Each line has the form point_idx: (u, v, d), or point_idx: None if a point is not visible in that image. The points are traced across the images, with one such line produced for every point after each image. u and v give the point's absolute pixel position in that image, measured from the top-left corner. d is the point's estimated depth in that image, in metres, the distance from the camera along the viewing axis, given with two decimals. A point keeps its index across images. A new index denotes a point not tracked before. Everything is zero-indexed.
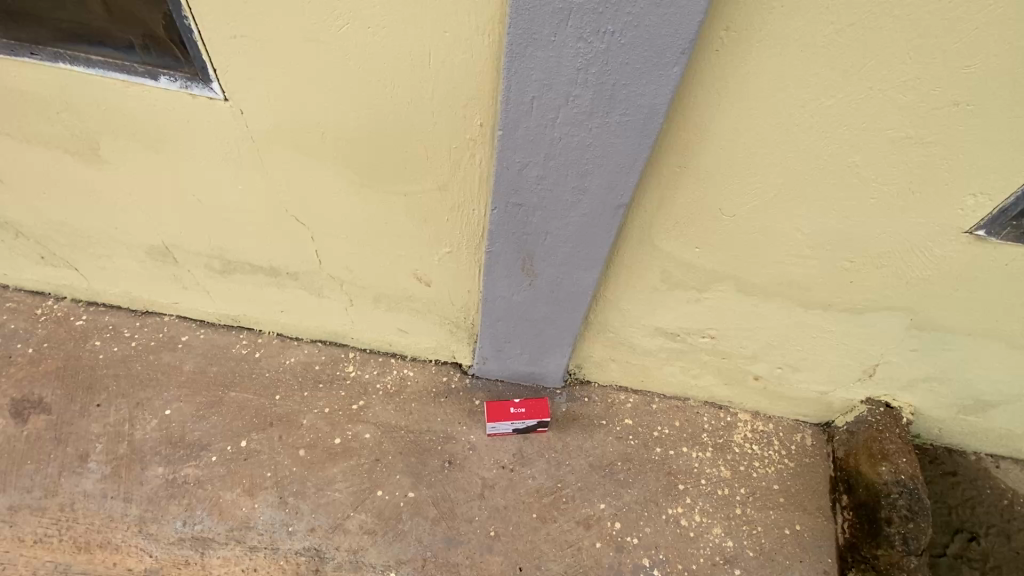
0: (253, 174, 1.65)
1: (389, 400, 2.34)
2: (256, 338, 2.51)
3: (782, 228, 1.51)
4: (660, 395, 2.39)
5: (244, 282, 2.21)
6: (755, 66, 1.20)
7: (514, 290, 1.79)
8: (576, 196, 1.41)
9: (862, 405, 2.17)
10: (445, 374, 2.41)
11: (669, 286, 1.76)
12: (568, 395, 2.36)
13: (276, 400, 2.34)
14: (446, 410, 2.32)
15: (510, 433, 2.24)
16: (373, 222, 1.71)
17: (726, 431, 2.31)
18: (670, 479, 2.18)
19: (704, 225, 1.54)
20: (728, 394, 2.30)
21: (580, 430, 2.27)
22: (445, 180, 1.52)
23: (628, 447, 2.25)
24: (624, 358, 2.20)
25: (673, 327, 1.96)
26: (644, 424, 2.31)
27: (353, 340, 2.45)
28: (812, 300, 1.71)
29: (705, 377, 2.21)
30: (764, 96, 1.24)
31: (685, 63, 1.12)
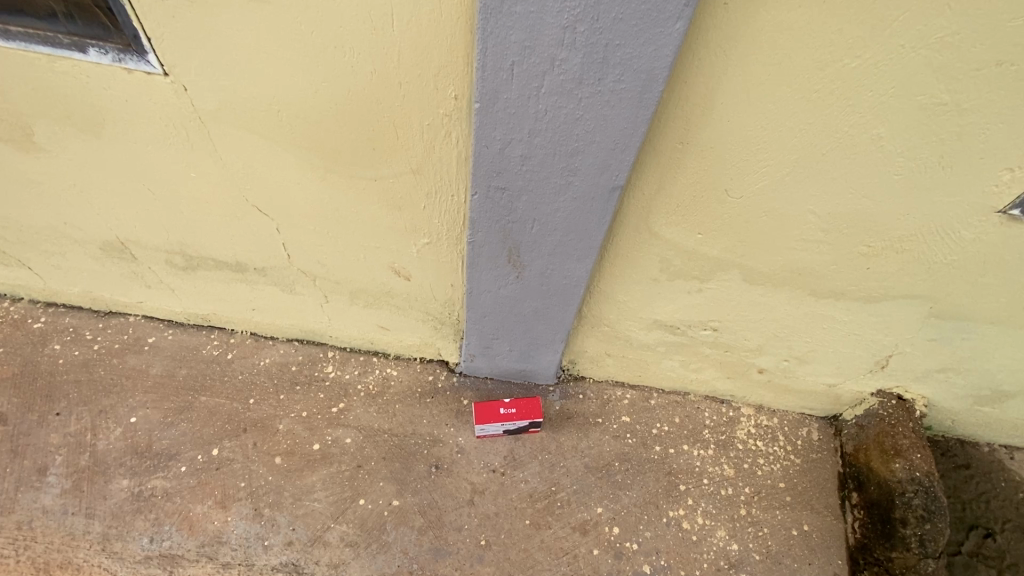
0: (205, 160, 1.48)
1: (371, 401, 2.20)
2: (228, 338, 2.35)
3: (795, 210, 1.36)
4: (659, 390, 2.26)
5: (209, 279, 2.05)
6: (768, 22, 1.04)
7: (500, 284, 1.64)
8: (566, 178, 1.25)
9: (873, 398, 2.05)
10: (431, 373, 2.27)
11: (669, 276, 1.62)
12: (561, 392, 2.23)
13: (250, 404, 2.20)
14: (432, 411, 2.18)
15: (499, 435, 2.11)
16: (341, 211, 1.55)
17: (728, 427, 2.20)
18: (671, 480, 2.06)
19: (708, 209, 1.38)
20: (730, 388, 2.18)
21: (575, 429, 2.15)
22: (418, 163, 1.36)
23: (626, 447, 2.12)
24: (621, 352, 2.06)
25: (673, 320, 1.83)
26: (642, 421, 2.18)
27: (331, 338, 2.30)
28: (825, 289, 1.57)
29: (706, 371, 2.09)
30: (779, 58, 1.09)
31: (689, 17, 0.96)
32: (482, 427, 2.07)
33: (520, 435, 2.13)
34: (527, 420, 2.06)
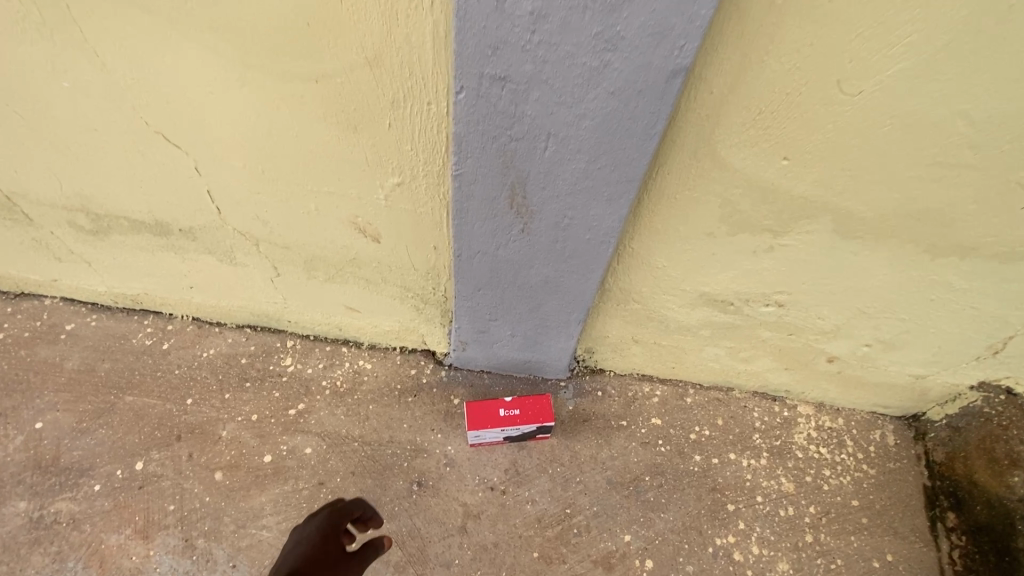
0: (80, 61, 1.05)
1: (338, 402, 1.77)
2: (165, 324, 1.92)
3: (937, 112, 0.91)
4: (696, 385, 1.83)
5: (129, 247, 1.61)
6: None
7: (500, 240, 1.21)
8: (602, 55, 0.81)
9: (973, 392, 1.61)
10: (414, 366, 1.84)
11: (730, 228, 1.19)
12: (574, 389, 1.81)
13: (187, 405, 1.76)
14: (415, 414, 1.75)
15: (499, 442, 1.68)
16: (277, 136, 1.12)
17: (783, 430, 1.77)
18: (716, 498, 1.63)
19: (804, 114, 0.93)
20: (786, 381, 1.75)
21: (593, 435, 1.72)
22: (377, 46, 0.92)
23: (657, 457, 1.70)
24: (651, 338, 1.64)
25: (725, 293, 1.39)
26: (676, 425, 1.76)
27: (291, 324, 1.87)
28: (948, 243, 1.14)
29: (759, 360, 1.66)
30: None
31: None
32: (478, 433, 1.63)
33: (525, 441, 1.69)
34: (535, 425, 1.62)
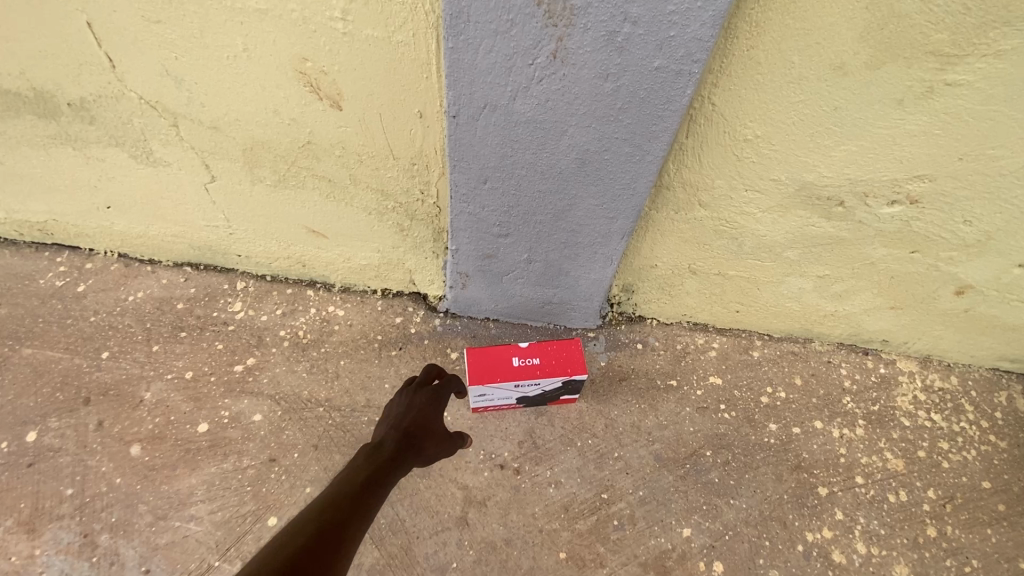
0: None
1: (300, 356, 1.35)
2: (83, 262, 1.50)
3: None
4: (764, 336, 1.42)
5: (15, 142, 1.20)
6: None
7: (520, 76, 0.80)
8: None
9: None
10: (399, 312, 1.42)
11: (872, 52, 0.78)
12: (607, 340, 1.39)
13: (101, 361, 1.35)
14: (400, 372, 1.33)
15: (509, 402, 1.24)
16: None
17: (881, 392, 1.35)
18: (802, 480, 1.22)
19: None
20: (886, 328, 1.33)
21: (634, 398, 1.31)
22: None
23: (719, 426, 1.28)
24: (715, 267, 1.23)
25: (835, 182, 0.98)
26: (742, 386, 1.34)
27: (241, 259, 1.45)
28: None
29: (857, 296, 1.25)
30: None
31: None
32: (483, 391, 1.17)
33: (545, 401, 1.26)
34: (562, 380, 1.18)
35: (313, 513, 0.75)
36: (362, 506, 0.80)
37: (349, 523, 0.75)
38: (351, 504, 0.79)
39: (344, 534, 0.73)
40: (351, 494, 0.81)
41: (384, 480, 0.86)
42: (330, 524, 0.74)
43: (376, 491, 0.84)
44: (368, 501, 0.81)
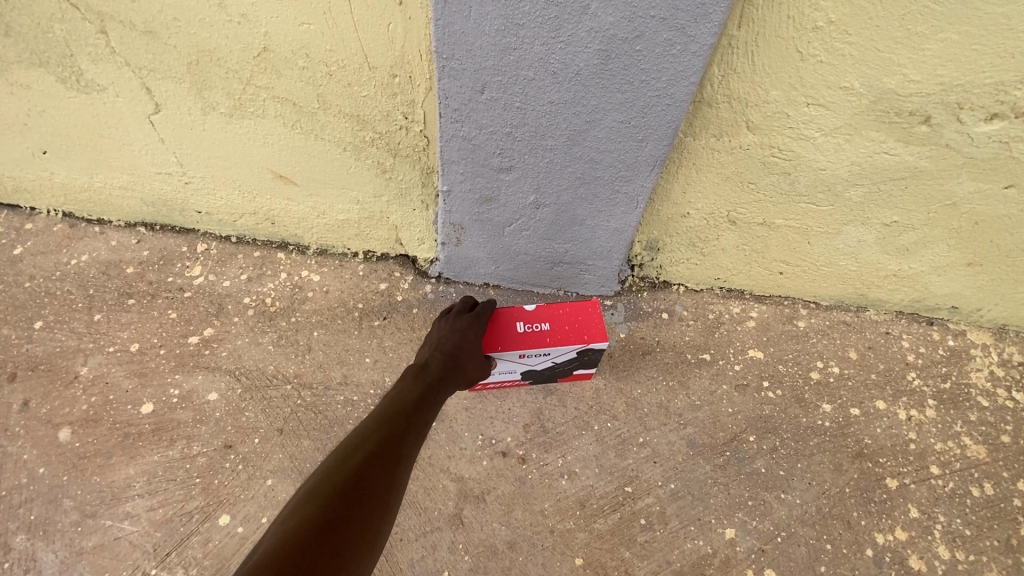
0: None
1: (266, 326, 1.15)
2: (21, 223, 1.31)
3: None
4: (811, 304, 1.21)
5: None
6: None
7: None
8: None
9: None
10: (384, 277, 1.22)
11: None
12: (627, 309, 1.19)
13: (33, 332, 1.15)
14: (383, 344, 1.13)
15: (509, 377, 1.02)
16: None
17: (953, 368, 1.14)
18: (867, 469, 1.01)
19: None
20: (958, 290, 1.13)
21: (661, 374, 1.10)
22: None
23: (763, 407, 1.07)
24: (758, 214, 1.03)
25: (922, 87, 0.78)
26: (788, 360, 1.14)
27: (202, 217, 1.25)
28: None
29: (929, 249, 1.04)
30: None
31: None
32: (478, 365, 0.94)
33: (552, 376, 1.04)
34: (577, 351, 0.96)
35: (346, 461, 0.66)
36: (404, 454, 0.71)
37: (391, 469, 0.67)
38: (389, 445, 0.70)
39: (384, 493, 0.64)
40: (388, 437, 0.72)
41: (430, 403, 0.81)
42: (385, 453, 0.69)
43: (417, 431, 0.75)
44: (406, 448, 0.72)
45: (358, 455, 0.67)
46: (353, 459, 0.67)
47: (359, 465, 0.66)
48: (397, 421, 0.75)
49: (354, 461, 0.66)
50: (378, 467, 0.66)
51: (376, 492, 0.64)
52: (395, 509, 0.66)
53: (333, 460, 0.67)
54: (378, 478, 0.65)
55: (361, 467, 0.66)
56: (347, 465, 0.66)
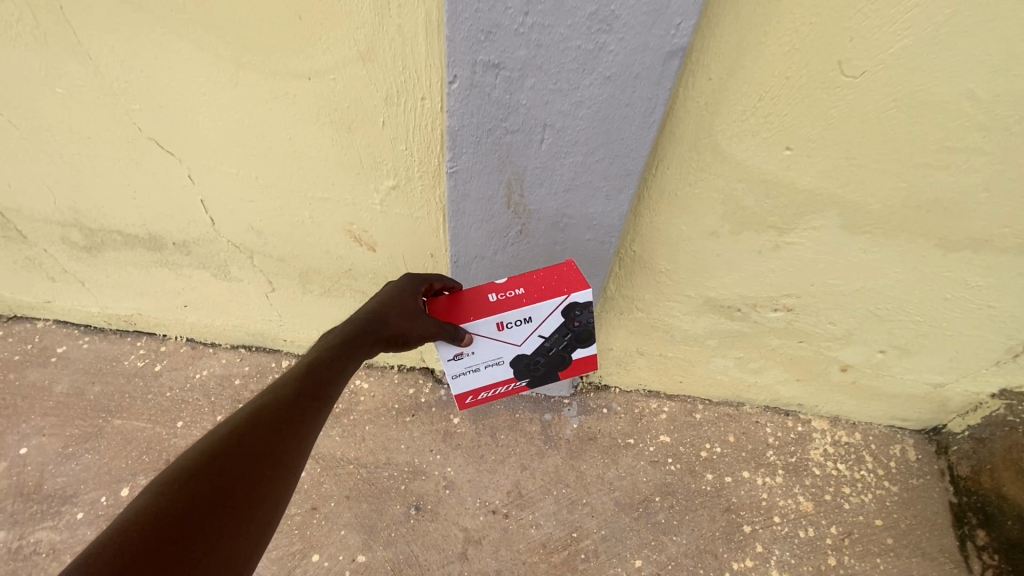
0: (67, 61, 1.01)
1: (334, 422, 1.70)
2: (158, 345, 1.88)
3: (943, 92, 0.85)
4: (706, 401, 1.76)
5: (122, 264, 1.59)
6: None
7: (498, 244, 1.17)
8: (594, 37, 0.78)
9: (994, 402, 1.53)
10: (413, 385, 1.77)
11: (734, 227, 1.15)
12: (580, 406, 1.73)
13: (177, 429, 1.70)
14: (413, 435, 1.67)
15: (509, 377, 1.21)
16: (270, 139, 1.09)
17: (798, 446, 1.69)
18: (731, 519, 1.55)
19: (805, 104, 0.89)
20: (798, 394, 1.68)
21: (600, 454, 1.65)
22: (364, 44, 0.90)
23: (666, 476, 1.61)
24: (656, 351, 1.60)
25: (731, 297, 1.35)
26: (686, 443, 1.68)
27: (287, 343, 1.82)
28: (961, 236, 1.09)
29: (769, 372, 1.60)
30: None
31: None
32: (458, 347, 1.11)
33: (555, 371, 1.21)
34: (561, 316, 1.10)
35: (236, 424, 0.77)
36: (295, 423, 0.82)
37: (281, 436, 0.79)
38: (285, 414, 0.81)
39: (262, 465, 0.75)
40: (283, 407, 0.82)
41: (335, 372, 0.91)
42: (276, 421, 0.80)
43: (314, 401, 0.86)
44: (296, 418, 0.82)
45: (240, 429, 0.77)
46: (236, 431, 0.76)
47: (238, 439, 0.75)
48: (293, 392, 0.85)
49: (235, 434, 0.76)
50: (262, 439, 0.77)
51: (253, 465, 0.74)
52: (284, 471, 0.77)
53: (227, 423, 0.78)
54: (263, 445, 0.76)
55: (242, 440, 0.75)
56: (228, 438, 0.75)
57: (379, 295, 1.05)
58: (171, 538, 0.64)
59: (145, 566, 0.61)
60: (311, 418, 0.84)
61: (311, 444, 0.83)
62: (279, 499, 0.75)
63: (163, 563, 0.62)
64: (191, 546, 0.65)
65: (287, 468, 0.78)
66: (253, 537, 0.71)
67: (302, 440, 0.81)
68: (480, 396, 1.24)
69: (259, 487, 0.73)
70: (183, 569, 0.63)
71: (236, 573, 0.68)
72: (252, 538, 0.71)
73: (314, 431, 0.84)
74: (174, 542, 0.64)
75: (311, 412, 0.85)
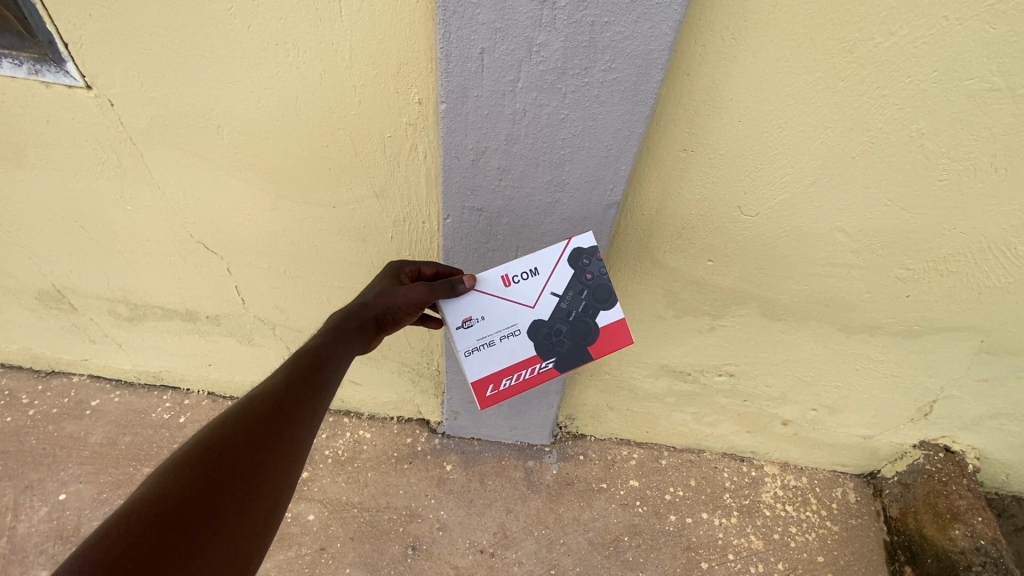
0: (141, 188, 1.31)
1: (339, 470, 1.89)
2: (182, 399, 1.98)
3: (819, 227, 1.15)
4: (671, 447, 1.96)
5: (158, 331, 1.79)
6: None
7: None
8: (551, 194, 1.06)
9: (916, 450, 1.77)
10: (410, 435, 1.97)
11: (677, 312, 1.41)
12: (559, 453, 1.93)
13: None
14: (410, 480, 1.87)
15: (530, 356, 1.09)
16: (299, 245, 1.36)
17: (752, 489, 1.88)
18: (691, 556, 1.76)
19: (719, 230, 1.18)
20: (751, 443, 1.89)
21: (577, 497, 1.85)
22: (382, 184, 1.18)
23: (634, 517, 1.82)
24: (624, 406, 1.82)
25: (682, 363, 1.61)
26: (653, 486, 1.88)
27: None
28: (857, 322, 1.36)
29: (722, 425, 1.84)
30: (781, 58, 0.90)
31: (682, 13, 0.79)
32: (466, 310, 1.05)
33: (582, 346, 1.09)
34: (569, 266, 1.05)
35: (231, 416, 0.81)
36: (288, 413, 0.84)
37: (272, 422, 0.82)
38: (276, 403, 0.84)
39: (257, 453, 0.78)
40: (273, 396, 0.85)
41: (326, 359, 0.93)
42: (267, 409, 0.83)
43: (306, 390, 0.88)
44: (291, 405, 0.85)
45: (234, 421, 0.80)
46: (229, 423, 0.80)
47: (232, 430, 0.79)
48: (286, 384, 0.87)
49: (230, 426, 0.79)
50: (256, 429, 0.80)
51: (248, 452, 0.78)
52: (279, 454, 0.80)
53: (222, 416, 0.82)
54: (253, 432, 0.80)
55: (236, 431, 0.79)
56: (224, 429, 0.79)
57: (372, 289, 1.08)
58: (169, 524, 0.68)
59: (145, 549, 0.65)
60: (303, 403, 0.86)
61: (308, 431, 0.85)
62: (277, 485, 0.78)
63: (163, 546, 0.66)
64: (187, 530, 0.69)
65: (283, 456, 0.80)
66: (252, 521, 0.75)
67: (297, 429, 0.84)
68: (501, 387, 1.10)
69: (255, 473, 0.77)
70: (180, 550, 0.67)
71: (237, 554, 0.72)
72: (251, 524, 0.75)
73: (310, 419, 0.86)
74: (171, 526, 0.68)
75: (302, 398, 0.87)
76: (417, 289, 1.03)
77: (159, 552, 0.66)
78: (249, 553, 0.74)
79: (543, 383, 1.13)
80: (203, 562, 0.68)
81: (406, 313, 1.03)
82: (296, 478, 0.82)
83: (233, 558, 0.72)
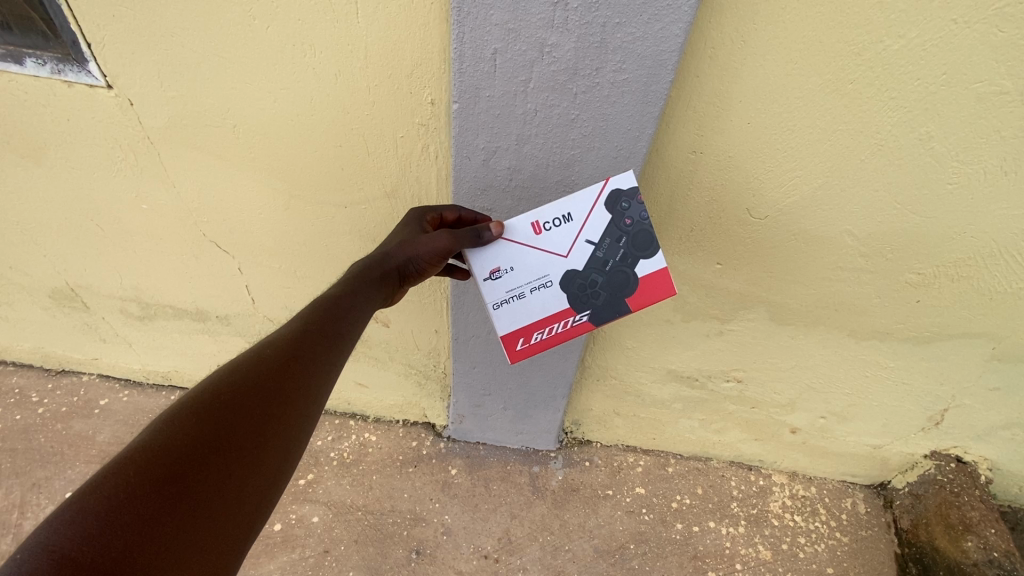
0: (156, 187, 1.34)
1: (344, 472, 1.89)
2: None
3: (828, 230, 1.15)
4: (677, 454, 1.95)
5: (168, 331, 1.80)
6: None
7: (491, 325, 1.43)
8: (562, 192, 1.06)
9: (927, 460, 1.75)
10: (415, 439, 1.97)
11: (685, 315, 1.42)
12: (565, 459, 1.92)
13: None
14: (414, 484, 1.86)
15: (564, 309, 1.07)
16: (309, 244, 1.37)
17: (760, 498, 1.85)
18: (697, 566, 1.72)
19: (729, 232, 1.18)
20: (759, 451, 1.87)
21: (582, 504, 1.83)
22: (394, 183, 1.19)
23: (641, 525, 1.79)
24: (631, 412, 1.81)
25: (690, 368, 1.61)
26: (658, 494, 1.86)
27: None
28: (866, 328, 1.36)
29: (730, 432, 1.82)
30: (789, 58, 0.91)
31: (693, 13, 0.80)
32: (494, 260, 1.03)
33: (619, 298, 1.05)
34: (607, 211, 1.01)
35: (241, 369, 0.82)
36: (303, 365, 0.85)
37: (281, 377, 0.82)
38: (286, 360, 0.84)
39: (267, 406, 0.79)
40: (284, 352, 0.85)
41: (337, 316, 0.92)
42: (276, 365, 0.83)
43: (319, 346, 0.88)
44: (302, 361, 0.85)
45: (245, 373, 0.81)
46: (240, 375, 0.80)
47: (244, 381, 0.80)
48: (300, 337, 0.87)
49: (238, 380, 0.80)
50: (267, 381, 0.81)
51: (257, 405, 0.78)
52: (287, 410, 0.81)
53: (234, 367, 0.82)
54: (263, 387, 0.80)
55: (246, 382, 0.80)
56: (233, 383, 0.79)
57: (394, 238, 1.06)
58: (173, 475, 0.68)
59: (147, 499, 0.66)
60: (312, 361, 0.86)
61: (322, 386, 0.86)
62: (287, 438, 0.80)
63: (167, 498, 0.67)
64: (193, 482, 0.69)
65: (295, 409, 0.82)
66: (260, 473, 0.76)
67: (310, 383, 0.84)
68: (532, 340, 1.10)
69: (266, 426, 0.78)
70: (183, 503, 0.68)
71: (244, 509, 0.73)
72: (260, 476, 0.76)
73: (323, 374, 0.87)
74: (176, 477, 0.68)
75: (312, 355, 0.86)
76: (439, 238, 1.00)
77: (160, 505, 0.66)
78: (256, 506, 0.75)
79: (577, 337, 1.12)
80: (209, 513, 0.69)
81: (429, 263, 1.01)
82: (306, 433, 0.83)
83: (239, 511, 0.73)
